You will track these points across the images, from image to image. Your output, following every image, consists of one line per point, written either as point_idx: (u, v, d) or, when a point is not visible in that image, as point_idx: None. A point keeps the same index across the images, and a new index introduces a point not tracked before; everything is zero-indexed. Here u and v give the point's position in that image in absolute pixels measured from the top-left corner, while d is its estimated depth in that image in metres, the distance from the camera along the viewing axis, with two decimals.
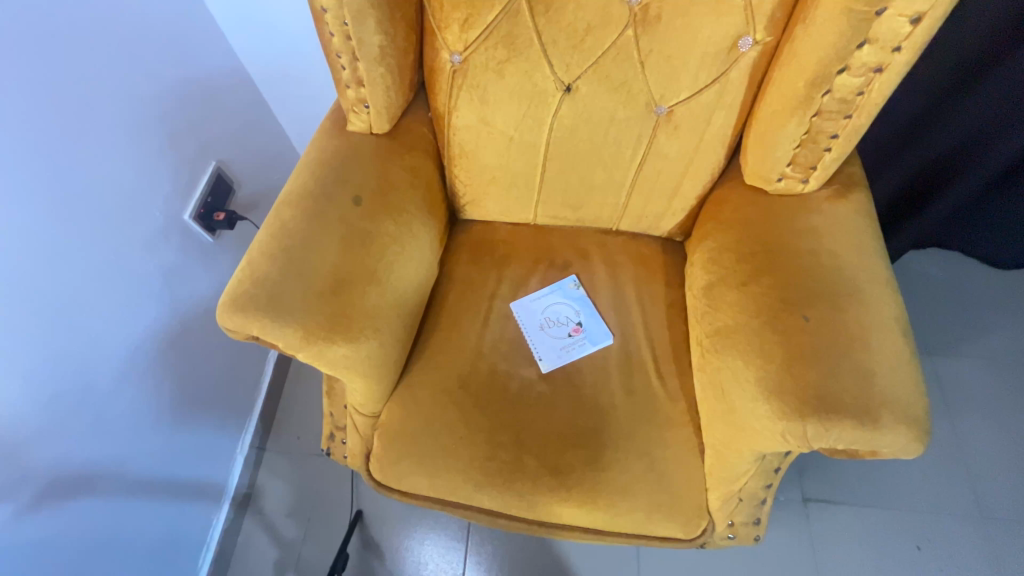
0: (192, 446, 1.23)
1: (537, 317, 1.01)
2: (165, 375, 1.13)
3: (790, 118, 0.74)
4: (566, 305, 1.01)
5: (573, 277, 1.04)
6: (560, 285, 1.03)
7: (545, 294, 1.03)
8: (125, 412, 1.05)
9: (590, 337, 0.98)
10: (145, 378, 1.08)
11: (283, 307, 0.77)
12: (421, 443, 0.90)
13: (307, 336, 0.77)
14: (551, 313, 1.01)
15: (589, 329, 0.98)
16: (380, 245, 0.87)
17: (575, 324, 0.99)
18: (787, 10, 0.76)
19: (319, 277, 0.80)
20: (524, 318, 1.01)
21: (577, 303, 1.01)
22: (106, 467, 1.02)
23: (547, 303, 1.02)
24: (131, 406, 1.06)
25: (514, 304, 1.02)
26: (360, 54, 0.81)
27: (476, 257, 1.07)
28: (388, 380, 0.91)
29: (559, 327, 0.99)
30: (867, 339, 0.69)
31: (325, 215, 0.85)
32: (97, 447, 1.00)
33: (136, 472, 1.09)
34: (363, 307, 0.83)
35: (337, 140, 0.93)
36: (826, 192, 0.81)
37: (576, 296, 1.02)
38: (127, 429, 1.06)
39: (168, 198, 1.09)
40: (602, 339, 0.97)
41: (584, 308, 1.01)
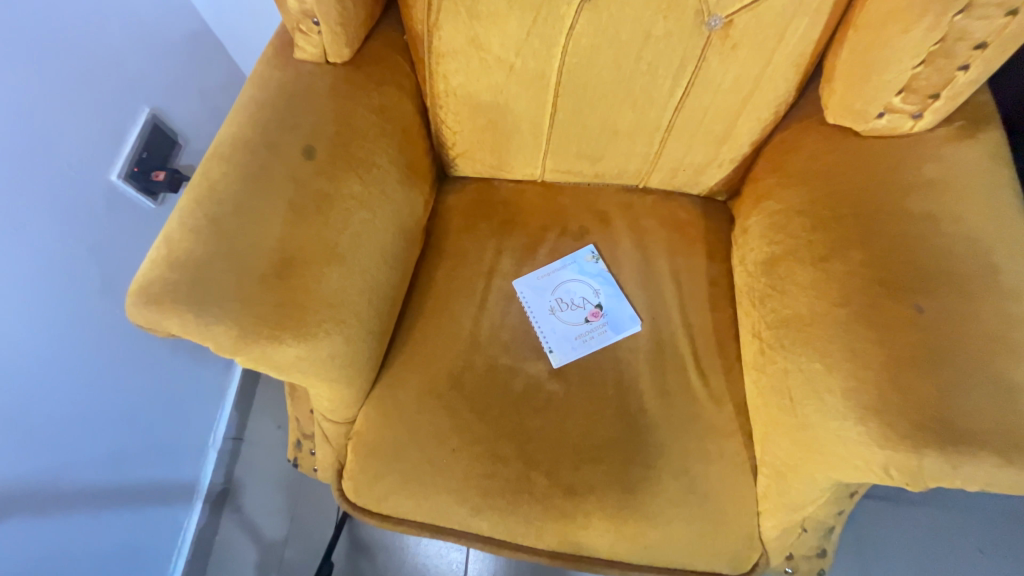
0: (152, 445, 1.06)
1: (546, 300, 0.81)
2: (105, 368, 0.94)
3: (920, 19, 0.52)
4: (581, 284, 0.82)
5: (591, 247, 0.84)
6: (573, 258, 0.83)
7: (556, 269, 0.83)
8: (58, 414, 0.87)
9: (613, 323, 0.79)
10: (78, 374, 0.89)
11: (210, 297, 0.57)
12: (405, 457, 0.73)
13: (243, 336, 0.57)
14: (563, 294, 0.81)
15: (611, 313, 0.79)
16: (342, 211, 0.67)
17: (593, 307, 0.80)
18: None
19: (259, 256, 0.60)
20: (531, 300, 0.81)
21: (595, 280, 0.82)
22: (43, 480, 0.85)
23: (557, 282, 0.82)
24: (65, 407, 0.88)
25: (517, 283, 0.82)
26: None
27: (471, 223, 0.87)
28: (360, 382, 0.72)
29: (574, 311, 0.80)
30: (1011, 342, 0.50)
31: (267, 171, 0.64)
32: (24, 463, 0.81)
33: (84, 481, 0.93)
34: (322, 293, 0.64)
35: (283, 71, 0.70)
36: (942, 131, 0.59)
37: (594, 271, 0.82)
38: (64, 433, 0.88)
39: (89, 153, 0.87)
40: (627, 326, 0.78)
41: (605, 287, 0.81)
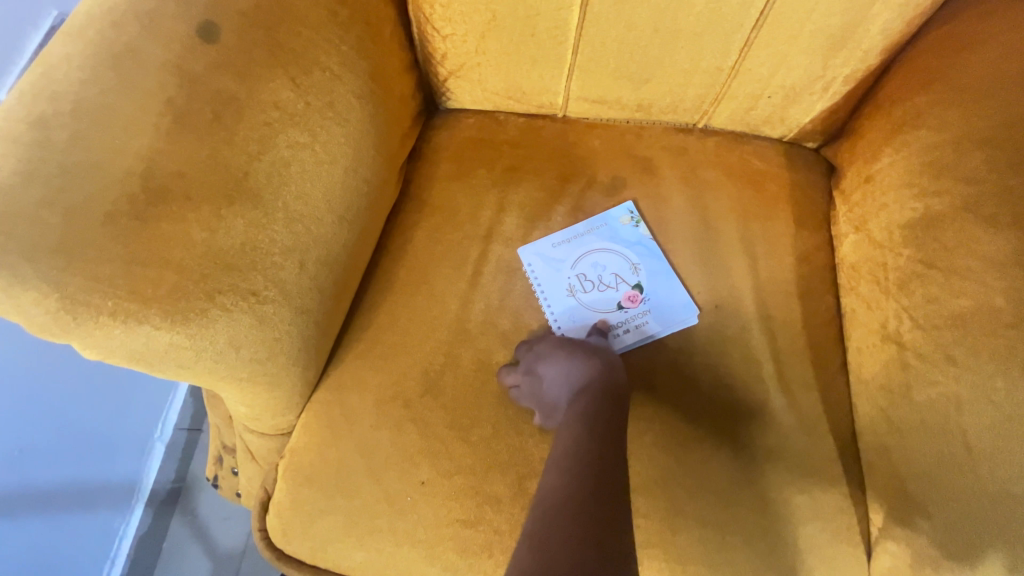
0: (79, 439, 0.80)
1: (564, 277, 0.58)
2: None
3: None
4: (614, 256, 0.58)
5: (629, 205, 0.60)
6: (603, 219, 0.60)
7: (578, 235, 0.59)
8: None
9: (659, 313, 0.55)
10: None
11: (17, 243, 0.35)
12: (353, 490, 0.52)
13: (73, 312, 0.37)
14: (588, 269, 0.58)
15: (655, 298, 0.56)
16: (261, 127, 0.44)
17: (630, 288, 0.57)
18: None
19: (105, 184, 0.38)
20: (541, 276, 0.58)
21: (633, 252, 0.58)
22: None
23: (580, 252, 0.59)
24: None
25: (521, 251, 0.59)
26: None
27: (465, 168, 0.63)
28: (290, 382, 0.51)
29: (603, 293, 0.57)
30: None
31: (136, 56, 0.41)
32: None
33: None
34: (216, 247, 0.41)
35: None
36: None
37: (634, 238, 0.58)
38: None
39: None
40: (678, 317, 0.54)
41: (647, 260, 0.57)
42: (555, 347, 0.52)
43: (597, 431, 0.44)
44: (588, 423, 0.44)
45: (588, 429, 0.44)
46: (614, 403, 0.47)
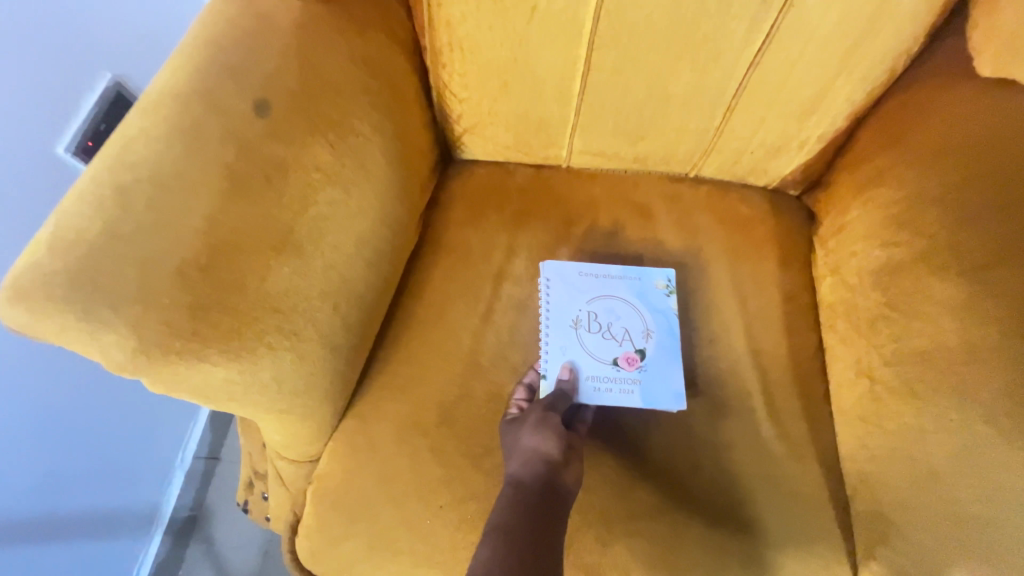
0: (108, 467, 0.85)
1: (575, 306, 0.59)
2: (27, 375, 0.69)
3: None
4: (630, 313, 0.59)
5: (669, 273, 0.61)
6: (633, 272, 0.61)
7: (606, 278, 0.60)
8: None
9: (646, 386, 0.56)
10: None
11: (99, 293, 0.41)
12: (375, 513, 0.56)
13: (144, 352, 0.42)
14: (603, 312, 0.59)
15: (650, 371, 0.56)
16: (305, 188, 0.51)
17: (632, 349, 0.58)
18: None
19: (174, 240, 0.44)
20: (557, 295, 0.59)
21: (650, 317, 0.59)
22: None
23: (602, 293, 0.60)
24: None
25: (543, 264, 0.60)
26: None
27: (477, 215, 0.69)
28: (322, 413, 0.56)
29: (608, 342, 0.57)
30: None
31: (199, 129, 0.48)
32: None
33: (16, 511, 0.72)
34: (267, 293, 0.47)
35: (237, 6, 0.54)
36: None
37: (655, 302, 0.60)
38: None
39: (25, 121, 0.62)
40: (662, 396, 0.55)
41: (661, 333, 0.58)
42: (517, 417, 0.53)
43: (521, 537, 0.43)
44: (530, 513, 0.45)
45: (507, 546, 0.43)
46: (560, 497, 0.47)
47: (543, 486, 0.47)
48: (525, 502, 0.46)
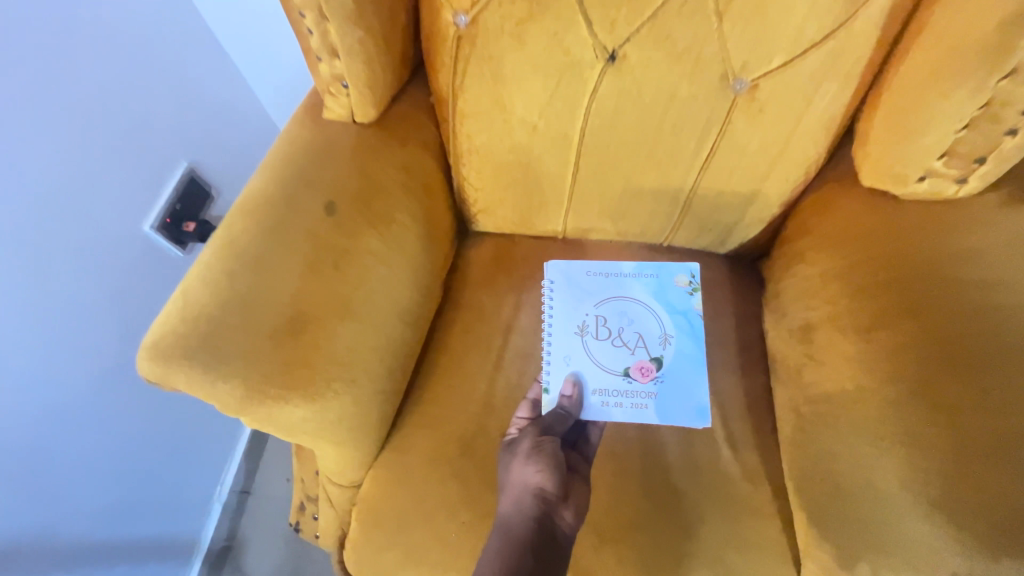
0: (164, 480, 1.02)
1: (587, 315, 0.70)
2: (116, 402, 0.89)
3: (964, 77, 0.49)
4: (642, 321, 0.70)
5: (691, 269, 0.71)
6: (649, 277, 0.72)
7: (612, 285, 0.72)
8: (79, 452, 0.85)
9: (658, 393, 0.67)
10: (86, 419, 0.84)
11: (220, 353, 0.56)
12: (409, 528, 0.68)
13: (250, 397, 0.57)
14: (616, 321, 0.70)
15: (663, 377, 0.67)
16: (360, 266, 0.66)
17: (645, 358, 0.68)
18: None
19: (272, 312, 0.59)
20: (566, 306, 0.71)
21: (667, 323, 0.70)
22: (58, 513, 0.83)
23: (613, 303, 0.71)
24: (82, 446, 0.85)
25: (548, 264, 0.73)
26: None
27: (489, 279, 0.85)
28: (368, 444, 0.70)
29: (621, 350, 0.69)
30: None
31: (284, 226, 0.64)
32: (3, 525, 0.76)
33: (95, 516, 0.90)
34: (334, 350, 0.62)
35: (311, 131, 0.71)
36: (992, 196, 0.56)
37: (671, 306, 0.70)
38: (83, 466, 0.86)
39: (129, 204, 0.87)
40: (672, 406, 0.67)
41: (678, 338, 0.69)
42: (517, 445, 0.62)
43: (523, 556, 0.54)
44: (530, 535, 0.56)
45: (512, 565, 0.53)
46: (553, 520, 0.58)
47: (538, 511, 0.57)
48: (524, 526, 0.56)
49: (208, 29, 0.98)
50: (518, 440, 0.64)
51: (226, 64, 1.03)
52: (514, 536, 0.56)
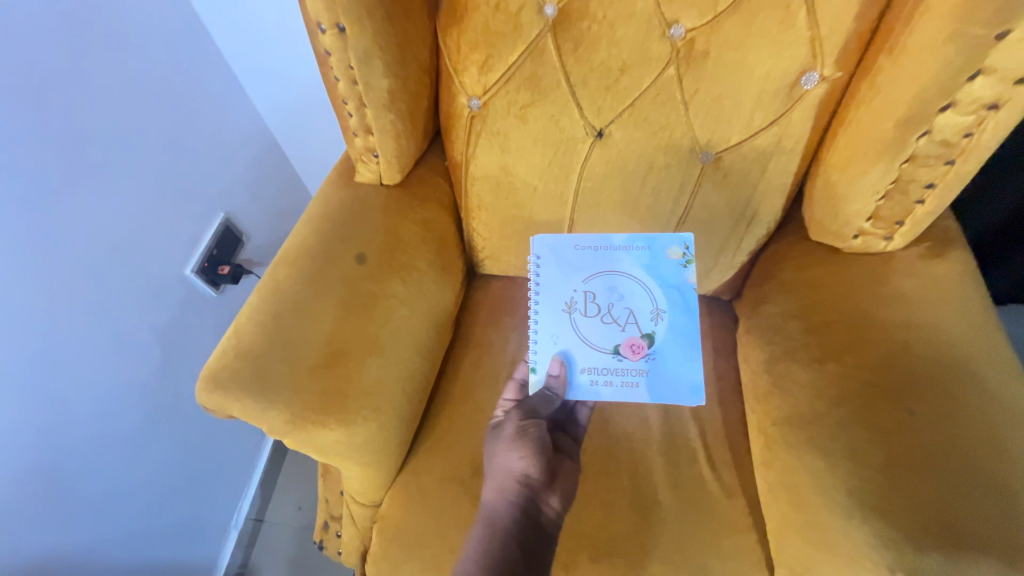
0: (189, 497, 1.12)
1: (574, 292, 0.69)
2: (151, 428, 1.01)
3: (874, 163, 0.59)
4: (632, 296, 0.68)
5: (685, 239, 0.68)
6: (639, 250, 0.69)
7: (602, 258, 0.69)
8: (117, 471, 0.96)
9: (648, 370, 0.66)
10: (129, 440, 0.97)
11: (270, 383, 0.66)
12: (425, 543, 0.76)
13: (295, 421, 0.67)
14: (606, 297, 0.68)
15: (654, 354, 0.67)
16: (385, 308, 0.77)
17: (636, 336, 0.67)
18: (876, 10, 0.59)
19: (312, 347, 0.69)
20: (553, 283, 0.69)
21: (660, 297, 0.68)
22: (98, 525, 0.94)
23: (602, 277, 0.69)
24: (120, 465, 0.96)
25: (535, 240, 0.71)
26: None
27: (495, 318, 0.95)
28: (389, 466, 0.78)
29: (610, 327, 0.68)
30: (996, 473, 0.53)
31: (321, 273, 0.74)
32: (52, 535, 0.86)
33: (128, 529, 1.00)
34: (362, 382, 0.72)
35: (344, 192, 0.83)
36: (916, 249, 0.67)
37: (664, 279, 0.68)
38: (123, 482, 0.97)
39: (173, 250, 1.01)
40: (665, 384, 0.66)
41: (671, 313, 0.67)
42: (502, 430, 0.68)
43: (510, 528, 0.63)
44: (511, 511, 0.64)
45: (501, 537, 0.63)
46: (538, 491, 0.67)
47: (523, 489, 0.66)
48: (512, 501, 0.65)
49: (250, 102, 1.15)
50: (503, 425, 0.70)
51: (262, 129, 1.20)
52: (498, 512, 0.65)
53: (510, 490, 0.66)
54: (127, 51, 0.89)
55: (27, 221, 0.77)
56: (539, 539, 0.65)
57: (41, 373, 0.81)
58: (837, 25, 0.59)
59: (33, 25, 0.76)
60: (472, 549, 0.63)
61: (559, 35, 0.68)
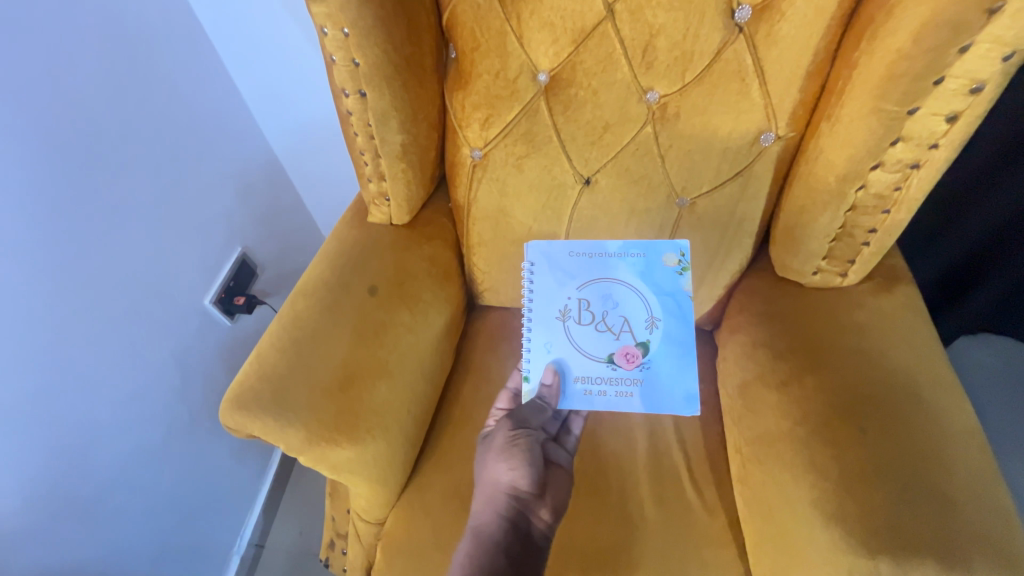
0: (196, 516, 1.18)
1: (570, 301, 0.75)
2: (165, 447, 1.08)
3: (823, 211, 0.68)
4: (627, 305, 0.74)
5: (680, 245, 0.74)
6: (636, 257, 0.74)
7: (596, 267, 0.75)
8: (133, 488, 1.02)
9: (643, 378, 0.72)
10: (146, 458, 1.04)
11: (289, 404, 0.73)
12: (426, 558, 0.81)
13: (312, 438, 0.73)
14: (601, 307, 0.74)
15: (647, 362, 0.72)
16: (393, 336, 0.84)
17: (631, 345, 0.73)
18: (818, 83, 0.69)
19: (328, 371, 0.76)
20: (549, 293, 0.75)
21: (654, 305, 0.73)
22: (112, 539, 0.99)
23: (597, 286, 0.74)
24: (135, 482, 1.02)
25: (530, 246, 0.76)
26: (351, 31, 0.68)
27: (493, 346, 1.02)
28: (394, 483, 0.84)
29: (605, 336, 0.74)
30: (937, 483, 0.59)
31: (337, 305, 0.82)
32: (72, 548, 0.92)
33: (140, 545, 1.05)
34: (372, 404, 0.79)
35: (357, 231, 0.92)
36: (868, 285, 0.76)
37: (659, 287, 0.73)
38: (139, 497, 1.04)
39: (193, 284, 1.11)
40: (657, 393, 0.72)
41: (665, 321, 0.73)
42: (493, 439, 0.75)
43: (496, 532, 0.68)
44: (497, 518, 0.69)
45: (487, 540, 0.68)
46: (525, 500, 0.72)
47: (510, 495, 0.71)
48: (499, 507, 0.70)
49: (268, 146, 1.28)
50: (495, 435, 0.76)
51: (276, 168, 1.32)
52: (485, 519, 0.70)
53: (498, 498, 0.71)
54: (164, 102, 1.00)
55: (62, 240, 0.85)
56: (523, 547, 0.69)
57: (69, 392, 0.89)
58: (786, 95, 0.70)
59: (83, 75, 0.86)
60: (460, 553, 0.68)
61: (550, 98, 0.78)
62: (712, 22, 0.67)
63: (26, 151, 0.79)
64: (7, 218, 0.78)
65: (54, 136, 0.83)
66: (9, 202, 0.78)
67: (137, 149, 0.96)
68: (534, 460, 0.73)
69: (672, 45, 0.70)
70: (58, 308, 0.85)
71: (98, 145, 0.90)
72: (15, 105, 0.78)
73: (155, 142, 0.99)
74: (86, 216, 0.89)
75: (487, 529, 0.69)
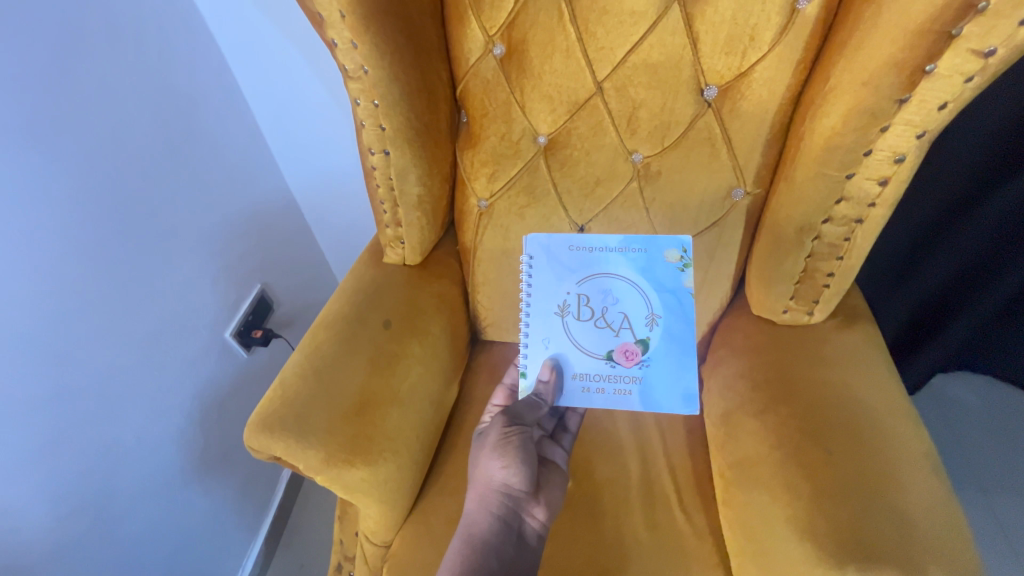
0: (204, 544, 1.21)
1: (569, 297, 0.81)
2: (180, 472, 1.13)
3: (786, 256, 0.79)
4: (627, 301, 0.80)
5: (684, 240, 0.79)
6: (635, 253, 0.80)
7: (592, 262, 0.81)
8: (149, 511, 1.07)
9: (641, 376, 0.80)
10: (163, 483, 1.10)
11: (309, 427, 0.80)
12: None
13: (329, 458, 0.80)
14: (601, 303, 0.81)
15: (646, 359, 0.80)
16: (405, 366, 0.92)
17: (631, 342, 0.80)
18: (777, 149, 0.81)
19: (345, 397, 0.84)
20: (548, 288, 0.82)
21: (655, 301, 0.80)
22: (125, 562, 1.04)
23: (597, 280, 0.81)
24: (151, 506, 1.08)
25: (530, 240, 0.83)
26: (381, 103, 0.80)
27: (495, 378, 1.09)
28: (401, 506, 0.89)
29: (604, 331, 0.81)
30: (894, 498, 0.66)
31: (354, 337, 0.90)
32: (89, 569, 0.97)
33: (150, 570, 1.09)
34: (384, 428, 0.86)
35: (373, 270, 1.01)
36: (832, 322, 0.85)
37: (659, 283, 0.80)
38: (153, 521, 1.09)
39: (215, 318, 1.19)
40: (654, 391, 0.80)
41: (665, 317, 0.80)
42: (487, 436, 0.79)
43: (486, 530, 0.74)
44: (488, 516, 0.75)
45: (477, 537, 0.73)
46: (516, 498, 0.77)
47: (500, 494, 0.76)
48: (490, 506, 0.75)
49: (289, 192, 1.41)
50: (489, 432, 0.81)
51: (294, 211, 1.43)
52: (476, 516, 0.75)
53: (489, 495, 0.76)
54: (202, 156, 1.13)
55: (106, 274, 0.95)
56: (512, 544, 0.75)
57: (100, 417, 0.96)
58: (751, 159, 0.81)
59: (132, 132, 0.99)
60: (450, 551, 0.73)
61: (549, 157, 0.90)
62: (685, 98, 0.79)
63: (83, 192, 0.91)
64: (60, 255, 0.88)
65: (106, 183, 0.95)
66: (64, 240, 0.88)
67: (174, 193, 1.07)
68: (525, 458, 0.78)
69: (652, 116, 0.81)
70: (99, 338, 0.95)
71: (142, 192, 1.01)
72: (79, 153, 0.90)
73: (191, 188, 1.11)
74: (127, 254, 0.99)
75: (477, 527, 0.74)
